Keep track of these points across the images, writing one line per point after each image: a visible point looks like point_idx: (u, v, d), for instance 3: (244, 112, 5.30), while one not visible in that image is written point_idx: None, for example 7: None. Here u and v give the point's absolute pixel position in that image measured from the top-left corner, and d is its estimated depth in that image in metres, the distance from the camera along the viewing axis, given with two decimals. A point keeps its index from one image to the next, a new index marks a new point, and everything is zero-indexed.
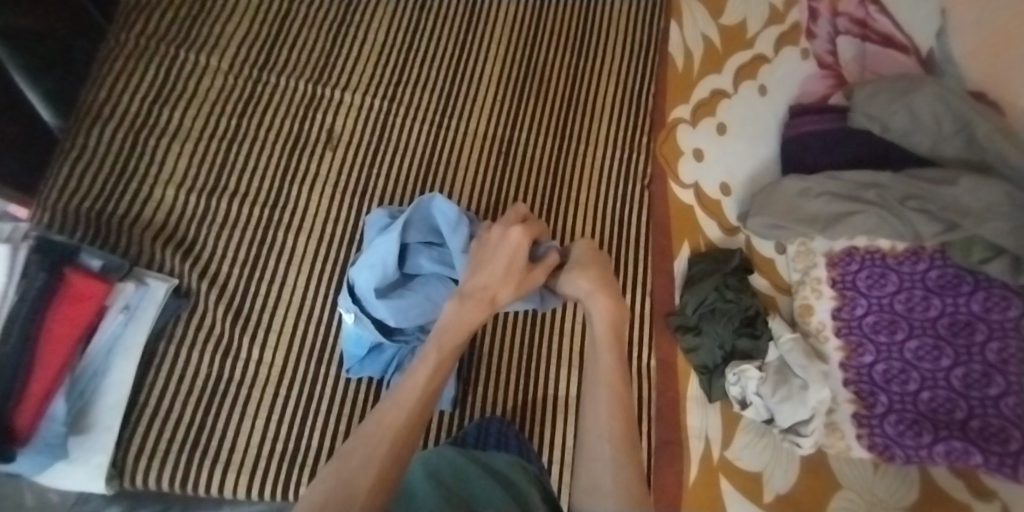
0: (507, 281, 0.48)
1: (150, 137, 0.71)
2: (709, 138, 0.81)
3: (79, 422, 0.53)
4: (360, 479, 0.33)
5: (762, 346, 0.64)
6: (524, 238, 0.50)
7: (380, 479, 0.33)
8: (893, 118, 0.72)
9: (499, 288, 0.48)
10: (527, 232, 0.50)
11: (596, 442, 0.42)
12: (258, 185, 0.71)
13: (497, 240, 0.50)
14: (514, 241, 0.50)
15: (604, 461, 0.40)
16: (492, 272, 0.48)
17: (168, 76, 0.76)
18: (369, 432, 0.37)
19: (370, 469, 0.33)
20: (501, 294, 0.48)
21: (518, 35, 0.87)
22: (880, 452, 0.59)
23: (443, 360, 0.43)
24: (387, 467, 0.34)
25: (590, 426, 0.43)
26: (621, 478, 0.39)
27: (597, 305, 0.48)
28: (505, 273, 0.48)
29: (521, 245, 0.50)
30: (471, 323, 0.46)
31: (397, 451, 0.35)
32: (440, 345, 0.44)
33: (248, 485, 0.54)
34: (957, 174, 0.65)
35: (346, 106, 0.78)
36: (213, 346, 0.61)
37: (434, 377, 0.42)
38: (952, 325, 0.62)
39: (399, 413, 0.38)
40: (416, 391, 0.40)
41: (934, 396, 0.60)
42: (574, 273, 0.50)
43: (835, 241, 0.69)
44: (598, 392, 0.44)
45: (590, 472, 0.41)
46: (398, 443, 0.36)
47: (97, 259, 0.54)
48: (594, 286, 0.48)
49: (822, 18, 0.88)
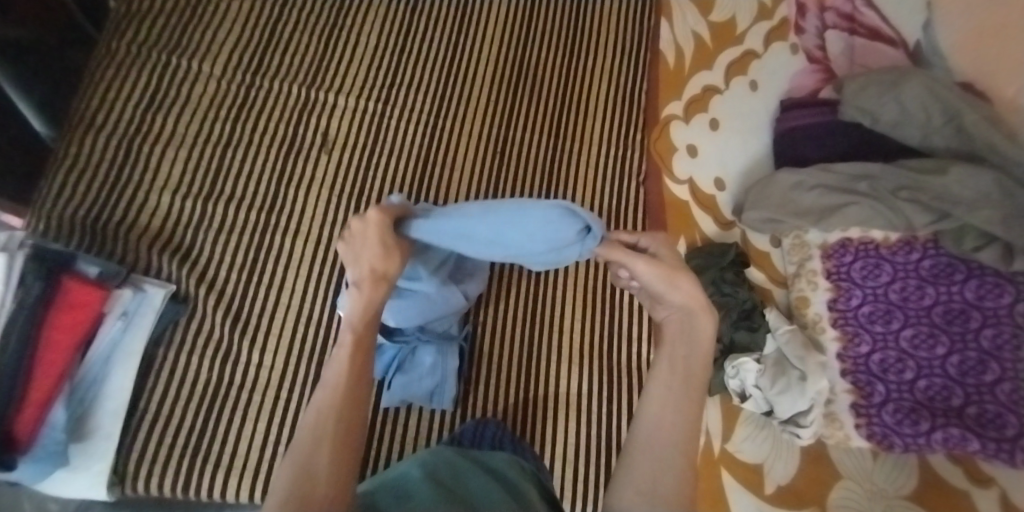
0: (386, 257, 0.46)
1: (145, 144, 0.71)
2: (702, 134, 0.81)
3: (80, 429, 0.53)
4: (318, 464, 0.35)
5: (760, 339, 0.64)
6: (383, 217, 0.46)
7: (336, 465, 0.35)
8: (883, 110, 0.72)
9: (386, 265, 0.46)
10: (385, 211, 0.47)
11: (660, 445, 0.42)
12: (255, 189, 0.71)
13: (356, 227, 0.47)
14: (374, 221, 0.46)
15: (667, 465, 0.40)
16: (365, 253, 0.45)
17: (160, 83, 0.76)
18: (314, 424, 0.38)
19: (322, 454, 0.36)
20: (388, 268, 0.46)
21: (510, 36, 0.87)
22: (879, 441, 0.60)
23: (360, 339, 0.43)
24: (338, 453, 0.36)
25: (658, 433, 0.42)
26: (683, 484, 0.39)
27: (698, 323, 0.46)
28: (384, 251, 0.46)
29: (386, 223, 0.46)
30: (373, 302, 0.45)
31: (344, 436, 0.38)
32: (353, 327, 0.44)
33: (251, 489, 0.54)
34: (946, 164, 0.66)
35: (340, 109, 0.78)
36: (212, 351, 0.61)
37: (356, 358, 0.42)
38: (947, 313, 0.63)
39: (335, 399, 0.39)
40: (343, 374, 0.41)
41: (931, 384, 0.60)
42: (682, 278, 0.46)
43: (830, 234, 0.69)
44: (677, 400, 0.44)
45: (647, 471, 0.40)
46: (342, 432, 0.38)
47: (94, 266, 0.54)
48: (698, 306, 0.45)
49: (810, 13, 0.89)
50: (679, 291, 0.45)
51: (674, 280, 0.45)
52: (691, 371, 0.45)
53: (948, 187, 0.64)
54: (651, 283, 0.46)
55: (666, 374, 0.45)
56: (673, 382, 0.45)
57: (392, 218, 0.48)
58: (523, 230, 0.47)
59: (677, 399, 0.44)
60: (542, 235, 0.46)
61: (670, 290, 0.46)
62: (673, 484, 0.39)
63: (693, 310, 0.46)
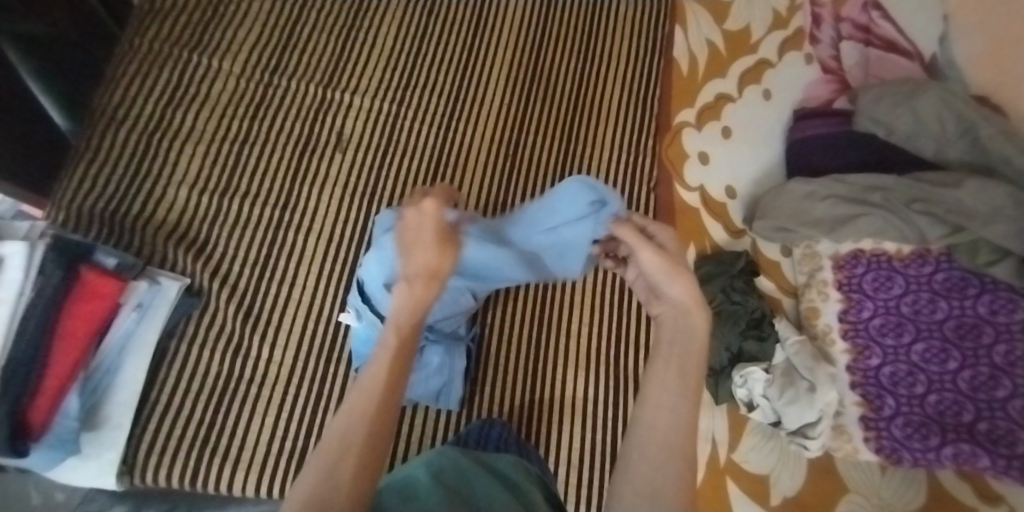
0: (439, 251, 0.44)
1: (163, 139, 0.72)
2: (714, 141, 0.81)
3: (92, 417, 0.53)
4: (342, 467, 0.31)
5: (768, 349, 0.64)
6: (439, 209, 0.46)
7: (360, 472, 0.32)
8: (898, 122, 0.72)
9: (439, 261, 0.44)
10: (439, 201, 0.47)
11: (657, 450, 0.36)
12: (269, 186, 0.72)
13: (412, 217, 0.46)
14: (428, 212, 0.46)
15: (667, 472, 0.35)
16: (421, 246, 0.44)
17: (180, 80, 0.77)
18: (345, 424, 0.35)
19: (349, 459, 0.32)
20: (441, 264, 0.44)
21: (525, 40, 0.88)
22: (888, 455, 0.59)
23: (402, 341, 0.41)
24: (365, 459, 0.33)
25: (653, 436, 0.37)
26: (685, 494, 0.34)
27: (692, 320, 0.42)
28: (437, 244, 0.44)
29: (441, 214, 0.46)
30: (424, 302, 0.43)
31: (374, 441, 0.34)
32: (398, 325, 0.41)
33: (256, 482, 0.55)
34: (961, 177, 0.66)
35: (355, 109, 0.78)
36: (223, 344, 0.61)
37: (397, 358, 0.40)
38: (959, 327, 0.62)
39: (369, 398, 0.36)
40: (381, 375, 0.38)
41: (942, 399, 0.59)
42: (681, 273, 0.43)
43: (841, 244, 0.69)
44: (674, 400, 0.38)
45: (645, 479, 0.34)
46: (373, 435, 0.34)
47: (112, 257, 0.55)
48: (693, 303, 0.42)
49: (825, 24, 0.89)
50: (677, 282, 0.42)
51: (674, 272, 0.43)
52: (686, 368, 0.40)
53: (961, 201, 0.64)
54: (652, 274, 0.45)
55: (661, 369, 0.40)
56: (669, 380, 0.39)
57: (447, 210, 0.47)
58: (549, 208, 0.57)
59: (674, 397, 0.38)
60: (560, 208, 0.55)
61: (669, 282, 0.43)
62: (673, 494, 0.33)
63: (689, 307, 0.42)
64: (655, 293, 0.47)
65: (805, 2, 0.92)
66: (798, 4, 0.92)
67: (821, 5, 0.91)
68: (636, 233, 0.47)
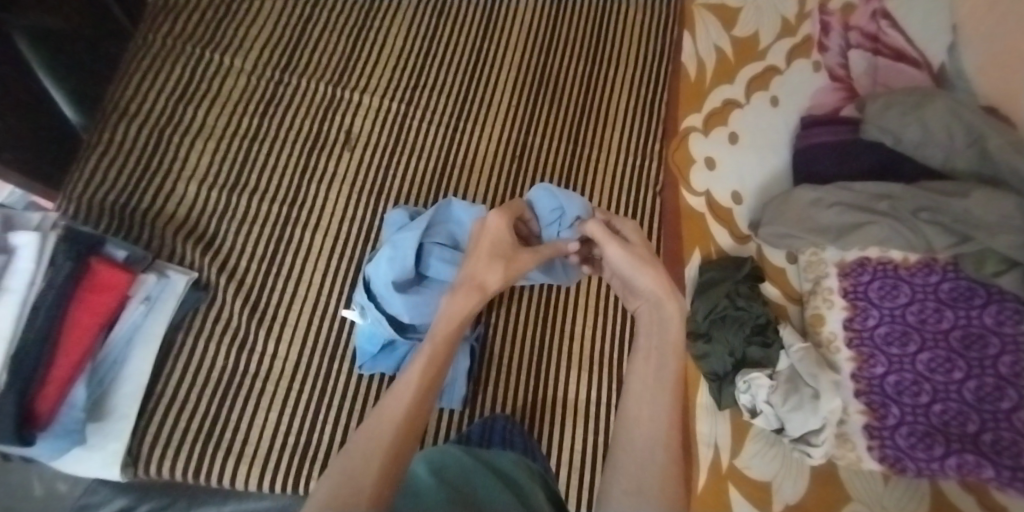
0: (489, 264, 0.50)
1: (174, 134, 0.73)
2: (721, 147, 0.81)
3: (98, 408, 0.54)
4: (366, 470, 0.33)
5: (773, 354, 0.64)
6: (500, 223, 0.52)
7: (385, 472, 0.33)
8: (906, 130, 0.72)
9: (489, 273, 0.49)
10: (503, 217, 0.53)
11: (641, 441, 0.41)
12: (278, 183, 0.72)
13: (477, 231, 0.52)
14: (491, 228, 0.52)
15: (650, 461, 0.39)
16: (478, 257, 0.50)
17: (192, 76, 0.78)
18: (373, 425, 0.37)
19: (375, 459, 0.33)
20: (488, 278, 0.49)
21: (534, 42, 0.88)
22: (891, 464, 0.59)
23: (439, 349, 0.43)
24: (390, 458, 0.34)
25: (638, 429, 0.42)
26: (669, 481, 0.37)
27: (669, 313, 0.48)
28: (490, 258, 0.50)
29: (501, 228, 0.52)
30: (465, 310, 0.47)
31: (399, 444, 0.35)
32: (437, 333, 0.45)
33: (259, 476, 0.55)
34: (967, 187, 0.66)
35: (364, 109, 0.79)
36: (229, 338, 0.62)
37: (430, 366, 0.42)
38: (964, 337, 0.62)
39: (399, 405, 0.38)
40: (413, 380, 0.41)
41: (946, 408, 0.59)
42: (649, 265, 0.50)
43: (848, 252, 0.68)
44: (654, 394, 0.43)
45: (631, 471, 0.39)
46: (399, 438, 0.36)
47: (122, 250, 0.56)
48: (663, 291, 0.48)
49: (833, 32, 0.89)
50: (645, 272, 0.50)
51: (642, 265, 0.50)
52: (664, 362, 0.45)
53: (970, 212, 0.63)
54: (623, 266, 0.51)
55: (640, 368, 0.46)
56: (648, 376, 0.45)
57: (510, 227, 0.53)
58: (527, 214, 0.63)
59: (654, 391, 0.44)
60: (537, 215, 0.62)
61: (639, 275, 0.50)
62: (656, 478, 0.38)
63: (661, 297, 0.48)
64: (630, 288, 0.53)
65: (814, 11, 0.92)
66: (807, 12, 0.92)
67: (830, 13, 0.91)
68: (605, 229, 0.53)
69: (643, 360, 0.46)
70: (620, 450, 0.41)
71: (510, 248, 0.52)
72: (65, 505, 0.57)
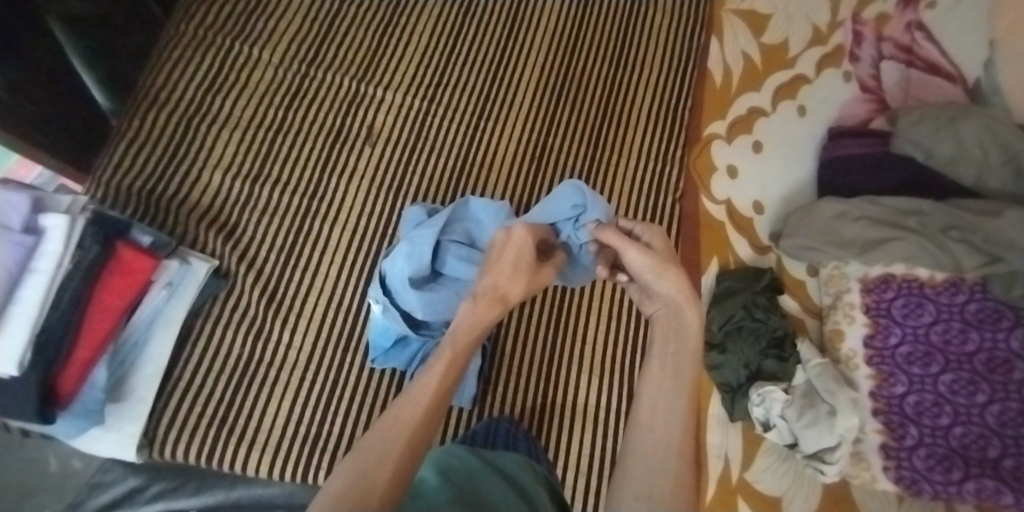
0: (511, 277, 0.49)
1: (201, 124, 0.74)
2: (744, 155, 0.80)
3: (117, 390, 0.55)
4: (379, 471, 0.33)
5: (789, 369, 0.63)
6: (527, 237, 0.50)
7: (397, 475, 0.33)
8: (937, 146, 0.70)
9: (510, 286, 0.49)
10: (531, 232, 0.50)
11: (656, 445, 0.41)
12: (300, 175, 0.73)
13: (503, 240, 0.50)
14: (518, 239, 0.50)
15: (663, 466, 0.39)
16: (502, 270, 0.49)
17: (221, 67, 0.79)
18: (388, 425, 0.37)
19: (388, 462, 0.34)
20: (511, 290, 0.49)
21: (559, 43, 0.88)
22: (907, 486, 0.58)
23: (457, 357, 0.44)
24: (403, 459, 0.35)
25: (651, 434, 0.41)
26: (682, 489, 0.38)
27: (687, 321, 0.47)
28: (513, 271, 0.50)
29: (527, 243, 0.50)
30: (485, 319, 0.48)
31: (414, 448, 0.36)
32: (455, 341, 0.45)
33: (269, 465, 0.55)
34: (1000, 206, 0.64)
35: (387, 104, 0.79)
36: (247, 327, 0.62)
37: (447, 376, 0.42)
38: (990, 361, 0.60)
39: (416, 407, 0.39)
40: (430, 386, 0.41)
41: (967, 432, 0.58)
42: (670, 269, 0.48)
43: (872, 267, 0.67)
44: (669, 400, 0.43)
45: (641, 475, 0.39)
46: (413, 441, 0.36)
47: (147, 235, 0.57)
48: (683, 299, 0.47)
49: (865, 42, 0.87)
50: (667, 278, 0.48)
51: (661, 270, 0.48)
52: (680, 369, 0.45)
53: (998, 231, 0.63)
54: (642, 271, 0.49)
55: (657, 373, 0.45)
56: (663, 382, 0.44)
57: (534, 240, 0.51)
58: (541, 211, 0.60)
59: (670, 398, 0.43)
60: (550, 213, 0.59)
61: (659, 282, 0.48)
62: (668, 484, 0.38)
63: (680, 304, 0.47)
64: (647, 292, 0.51)
65: (846, 20, 0.90)
66: (839, 21, 0.90)
67: (863, 23, 0.89)
68: (620, 235, 0.51)
69: (659, 367, 0.46)
70: (630, 455, 0.41)
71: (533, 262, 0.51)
72: (80, 483, 0.58)
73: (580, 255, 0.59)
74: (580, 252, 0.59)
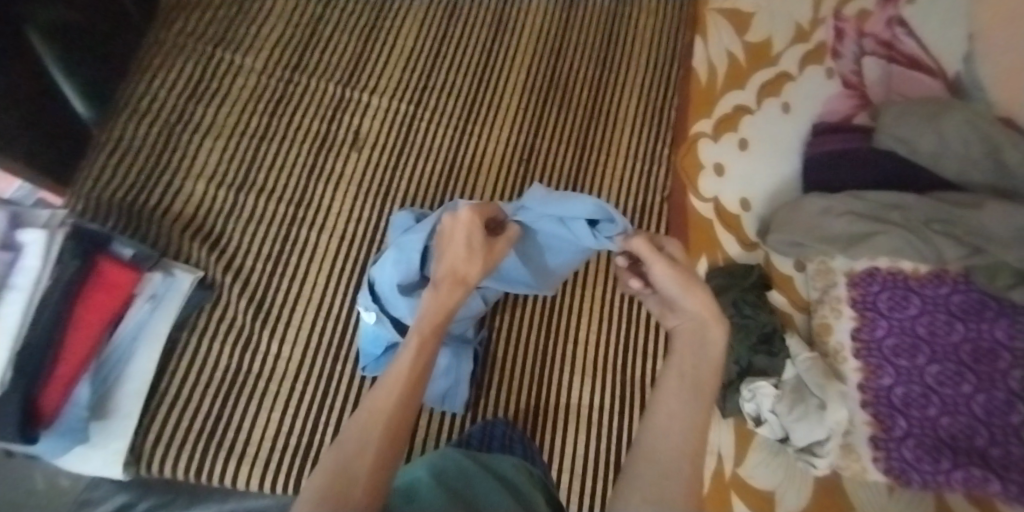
0: (467, 258, 0.49)
1: (183, 132, 0.73)
2: (730, 152, 0.81)
3: (101, 407, 0.54)
4: (360, 462, 0.33)
5: (779, 364, 0.63)
6: (474, 217, 0.50)
7: (378, 463, 0.33)
8: (919, 140, 0.71)
9: (467, 267, 0.48)
10: (477, 212, 0.50)
11: (668, 452, 0.39)
12: (285, 183, 0.72)
13: (449, 225, 0.50)
14: (463, 220, 0.49)
15: (674, 474, 0.38)
16: (455, 253, 0.49)
17: (202, 74, 0.78)
18: (365, 415, 0.37)
19: (367, 452, 0.34)
20: (468, 271, 0.48)
21: (544, 45, 0.88)
22: (897, 476, 0.58)
23: (426, 341, 0.43)
24: (385, 449, 0.34)
25: (664, 441, 0.40)
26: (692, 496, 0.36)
27: (710, 337, 0.46)
28: (468, 253, 0.49)
29: (474, 223, 0.49)
30: (450, 302, 0.47)
31: (393, 436, 0.36)
32: (422, 326, 0.44)
33: (260, 478, 0.55)
34: (981, 199, 0.65)
35: (373, 109, 0.79)
36: (234, 338, 0.62)
37: (418, 359, 0.42)
38: (975, 351, 0.61)
39: (390, 396, 0.38)
40: (403, 373, 0.40)
41: (954, 422, 0.58)
42: (696, 287, 0.48)
43: (856, 262, 0.68)
44: (685, 407, 0.42)
45: (654, 481, 0.37)
46: (392, 429, 0.36)
47: (128, 248, 0.56)
48: (709, 316, 0.46)
49: (847, 38, 0.88)
50: (692, 296, 0.47)
51: (690, 287, 0.47)
52: (698, 378, 0.44)
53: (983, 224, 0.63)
54: (669, 286, 0.49)
55: (675, 380, 0.44)
56: (680, 389, 0.43)
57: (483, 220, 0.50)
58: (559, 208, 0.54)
59: (686, 405, 0.42)
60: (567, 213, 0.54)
61: (685, 296, 0.47)
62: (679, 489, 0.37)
63: (706, 321, 0.47)
64: (668, 306, 0.51)
65: (828, 17, 0.91)
66: (821, 18, 0.91)
67: (844, 19, 0.90)
68: (651, 247, 0.50)
69: (677, 374, 0.45)
70: (642, 460, 0.40)
71: (487, 242, 0.50)
72: (67, 501, 0.57)
73: (557, 247, 0.58)
74: (579, 249, 0.57)
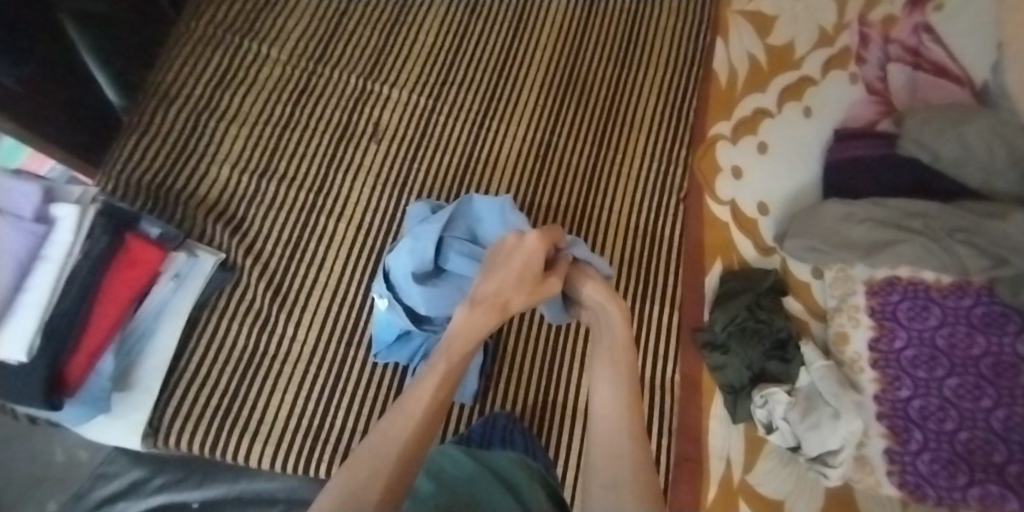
0: (517, 286, 0.50)
1: (209, 119, 0.75)
2: (748, 156, 0.80)
3: (123, 379, 0.56)
4: (367, 494, 0.31)
5: (792, 371, 0.62)
6: (542, 243, 0.52)
7: (390, 490, 0.32)
8: (945, 148, 0.69)
9: (513, 295, 0.49)
10: (542, 239, 0.52)
11: (610, 433, 0.43)
12: (306, 171, 0.74)
13: (514, 246, 0.52)
14: (532, 246, 0.51)
15: (619, 452, 0.41)
16: (511, 278, 0.50)
17: (230, 63, 0.80)
18: (380, 437, 0.36)
19: (376, 481, 0.32)
20: (513, 300, 0.50)
21: (565, 44, 0.88)
22: (911, 491, 0.57)
23: (454, 367, 0.44)
24: (397, 478, 0.33)
25: (602, 423, 0.44)
26: (639, 464, 0.40)
27: (612, 317, 0.51)
28: (519, 281, 0.50)
29: (538, 252, 0.51)
30: (482, 328, 0.48)
31: (405, 466, 0.35)
32: (450, 353, 0.45)
33: (272, 456, 0.56)
34: (1009, 210, 0.63)
35: (393, 102, 0.80)
36: (251, 320, 0.63)
37: (442, 386, 0.42)
38: (996, 365, 0.60)
39: (408, 419, 0.38)
40: (426, 395, 0.41)
41: (973, 436, 0.57)
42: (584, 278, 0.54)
43: (877, 270, 0.66)
44: (616, 386, 0.46)
45: (605, 469, 0.40)
46: (410, 448, 0.36)
47: (155, 228, 0.58)
48: (603, 292, 0.53)
49: (873, 44, 0.87)
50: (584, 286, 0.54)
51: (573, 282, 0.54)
52: (615, 354, 0.49)
53: (1008, 234, 0.62)
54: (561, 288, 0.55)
55: (601, 362, 0.49)
56: (605, 371, 0.48)
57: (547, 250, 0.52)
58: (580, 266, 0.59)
59: (609, 382, 0.47)
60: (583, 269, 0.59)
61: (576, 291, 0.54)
62: (627, 462, 0.40)
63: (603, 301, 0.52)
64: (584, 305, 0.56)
65: (853, 22, 0.90)
66: (846, 23, 0.90)
67: (870, 25, 0.89)
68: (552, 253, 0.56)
69: (606, 358, 0.49)
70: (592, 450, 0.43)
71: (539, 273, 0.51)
72: (85, 474, 0.59)
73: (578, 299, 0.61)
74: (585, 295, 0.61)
